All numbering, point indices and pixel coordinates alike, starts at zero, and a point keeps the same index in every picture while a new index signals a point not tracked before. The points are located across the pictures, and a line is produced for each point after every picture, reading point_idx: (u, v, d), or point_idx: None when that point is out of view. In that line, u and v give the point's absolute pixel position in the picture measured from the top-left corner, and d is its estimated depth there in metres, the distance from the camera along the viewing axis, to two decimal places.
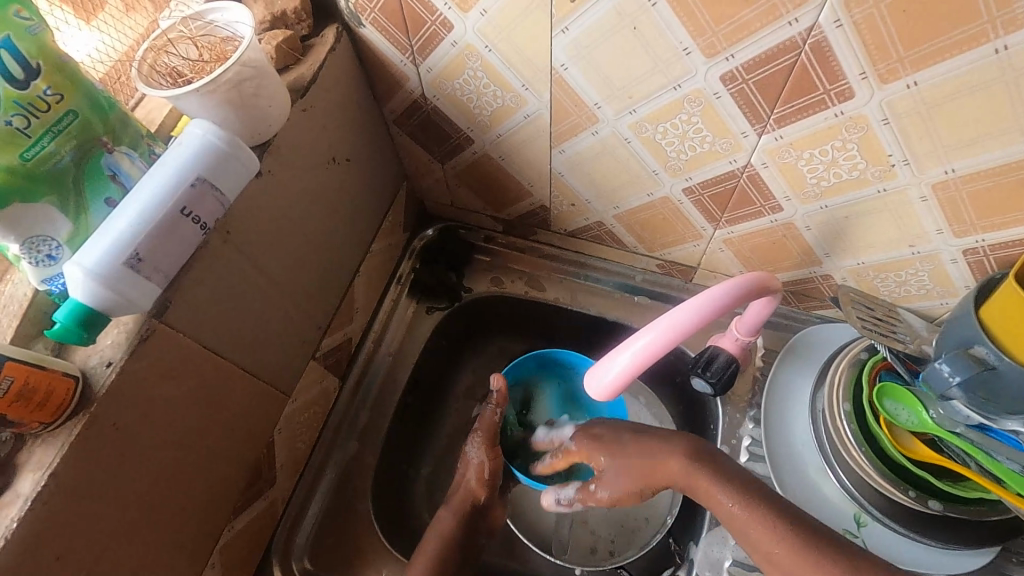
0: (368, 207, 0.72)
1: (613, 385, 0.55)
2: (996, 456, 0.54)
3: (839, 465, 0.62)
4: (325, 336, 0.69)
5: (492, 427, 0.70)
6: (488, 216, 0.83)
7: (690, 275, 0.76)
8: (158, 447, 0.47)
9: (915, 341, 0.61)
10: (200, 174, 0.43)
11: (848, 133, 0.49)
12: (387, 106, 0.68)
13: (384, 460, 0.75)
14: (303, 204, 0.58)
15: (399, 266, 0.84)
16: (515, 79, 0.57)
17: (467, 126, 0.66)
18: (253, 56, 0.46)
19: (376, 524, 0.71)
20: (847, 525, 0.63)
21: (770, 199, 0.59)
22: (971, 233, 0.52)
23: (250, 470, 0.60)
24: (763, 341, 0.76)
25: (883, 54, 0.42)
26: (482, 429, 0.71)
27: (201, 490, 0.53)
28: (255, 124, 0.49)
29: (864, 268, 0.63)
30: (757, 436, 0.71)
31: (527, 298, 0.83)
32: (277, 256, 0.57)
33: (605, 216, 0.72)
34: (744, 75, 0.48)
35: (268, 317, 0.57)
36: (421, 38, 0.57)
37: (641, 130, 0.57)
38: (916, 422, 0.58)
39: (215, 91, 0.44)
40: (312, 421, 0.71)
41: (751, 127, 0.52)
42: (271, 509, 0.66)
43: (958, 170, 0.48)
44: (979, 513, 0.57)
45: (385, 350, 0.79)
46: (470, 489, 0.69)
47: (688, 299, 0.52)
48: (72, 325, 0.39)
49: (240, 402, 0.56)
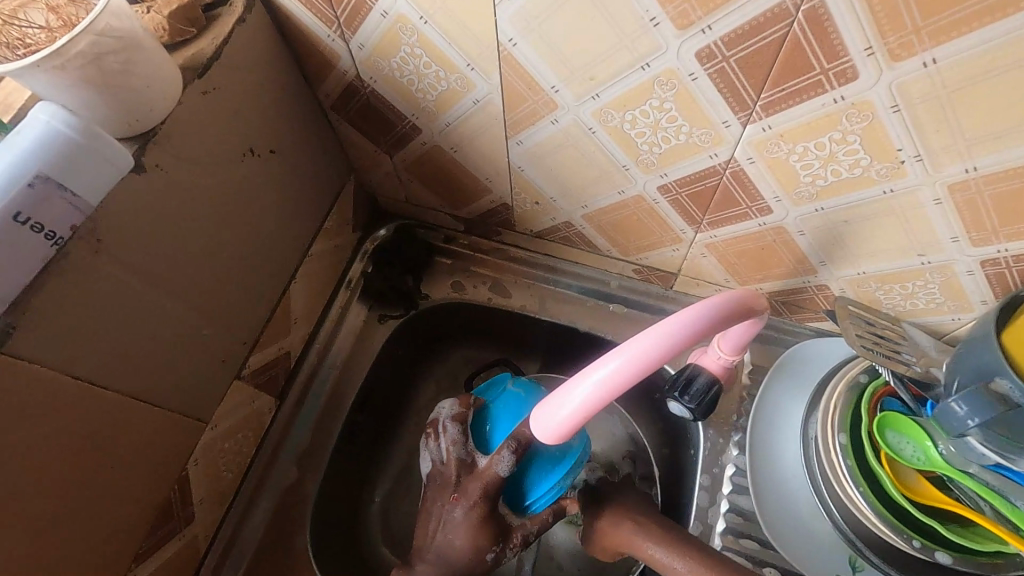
0: (304, 204, 0.64)
1: (564, 428, 0.47)
2: (1013, 501, 0.47)
3: (834, 506, 0.55)
4: (252, 352, 0.61)
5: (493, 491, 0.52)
6: (447, 215, 0.74)
7: (670, 281, 0.67)
8: (13, 500, 0.39)
9: (921, 361, 0.53)
10: (41, 170, 0.34)
11: (849, 123, 0.41)
12: (323, 90, 0.60)
13: (327, 488, 0.67)
14: (211, 203, 0.50)
15: (349, 268, 0.76)
16: (459, 58, 0.49)
17: (412, 113, 0.57)
18: (117, 25, 0.37)
19: (314, 562, 0.63)
20: (842, 571, 0.56)
21: (758, 199, 0.51)
22: (993, 242, 0.44)
23: (156, 511, 0.52)
24: (751, 356, 0.68)
25: (895, 24, 0.34)
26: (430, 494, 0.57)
27: (84, 543, 0.45)
28: (131, 109, 0.40)
29: (865, 279, 0.55)
30: (742, 465, 0.63)
31: (490, 305, 0.75)
32: (179, 265, 0.48)
33: (573, 216, 0.64)
34: (723, 51, 0.39)
35: (169, 336, 0.49)
36: (347, 8, 0.48)
37: (606, 119, 0.49)
38: (923, 459, 0.50)
39: (66, 67, 0.36)
40: (242, 447, 0.63)
41: (733, 115, 0.44)
42: (190, 549, 0.59)
43: (981, 168, 0.40)
44: (996, 567, 0.48)
45: (331, 364, 0.71)
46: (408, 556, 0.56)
47: (654, 327, 0.44)
48: None
49: (134, 436, 0.47)
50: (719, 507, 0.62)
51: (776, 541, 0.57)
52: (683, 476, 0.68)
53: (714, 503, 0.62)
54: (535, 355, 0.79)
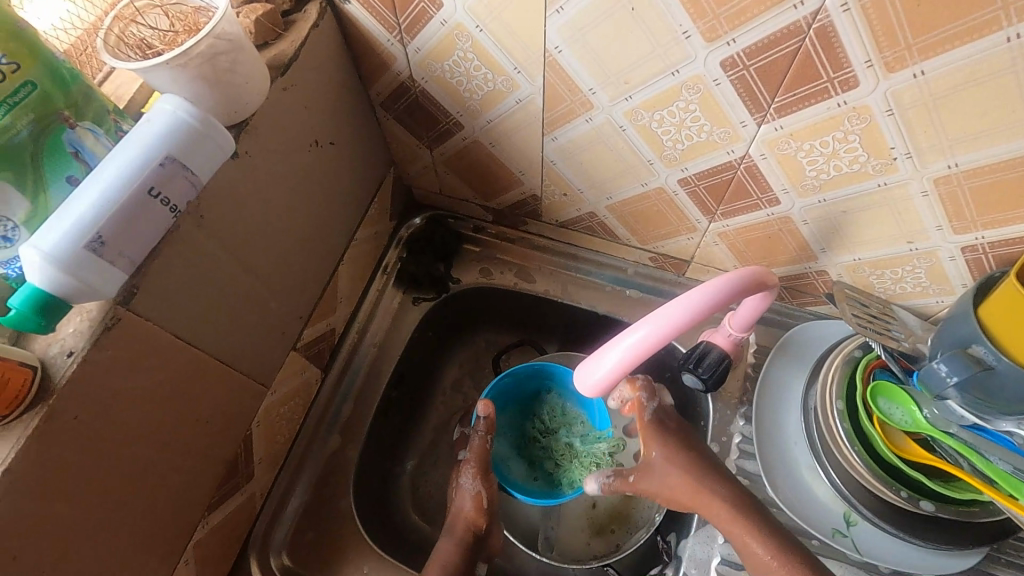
0: (352, 193, 0.70)
1: (604, 383, 0.54)
2: (990, 458, 0.53)
3: (832, 466, 0.62)
4: (306, 326, 0.66)
5: (482, 455, 0.70)
6: (478, 206, 0.80)
7: (684, 268, 0.74)
8: (125, 441, 0.45)
9: (910, 338, 0.60)
10: (169, 152, 0.40)
11: (851, 124, 0.48)
12: (374, 89, 0.66)
13: (367, 454, 0.73)
14: (282, 188, 0.56)
15: (385, 254, 0.82)
16: (507, 61, 0.55)
17: (456, 110, 0.64)
18: (228, 29, 0.43)
19: (358, 520, 0.69)
20: (837, 525, 0.63)
21: (768, 191, 0.58)
22: (972, 229, 0.51)
23: (227, 466, 0.58)
24: (756, 337, 0.74)
25: (891, 41, 0.41)
26: (472, 460, 0.70)
27: (173, 487, 0.51)
28: (231, 102, 0.46)
29: (861, 264, 0.61)
30: (748, 434, 0.70)
31: (516, 290, 0.81)
32: (256, 242, 0.54)
33: (597, 207, 0.70)
34: (745, 61, 0.46)
35: (245, 305, 0.55)
36: (409, 16, 0.54)
37: (637, 118, 0.55)
38: (910, 421, 0.57)
39: (187, 65, 0.42)
40: (293, 415, 0.68)
41: (750, 116, 0.50)
42: (249, 505, 0.64)
43: (961, 164, 0.46)
44: (970, 514, 0.56)
45: (370, 342, 0.77)
46: (468, 518, 0.67)
47: (682, 295, 0.50)
48: (29, 312, 0.36)
49: (216, 394, 0.53)
50: (728, 471, 0.69)
51: (779, 499, 0.64)
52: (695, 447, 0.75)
53: (723, 467, 0.70)
54: (555, 337, 0.86)
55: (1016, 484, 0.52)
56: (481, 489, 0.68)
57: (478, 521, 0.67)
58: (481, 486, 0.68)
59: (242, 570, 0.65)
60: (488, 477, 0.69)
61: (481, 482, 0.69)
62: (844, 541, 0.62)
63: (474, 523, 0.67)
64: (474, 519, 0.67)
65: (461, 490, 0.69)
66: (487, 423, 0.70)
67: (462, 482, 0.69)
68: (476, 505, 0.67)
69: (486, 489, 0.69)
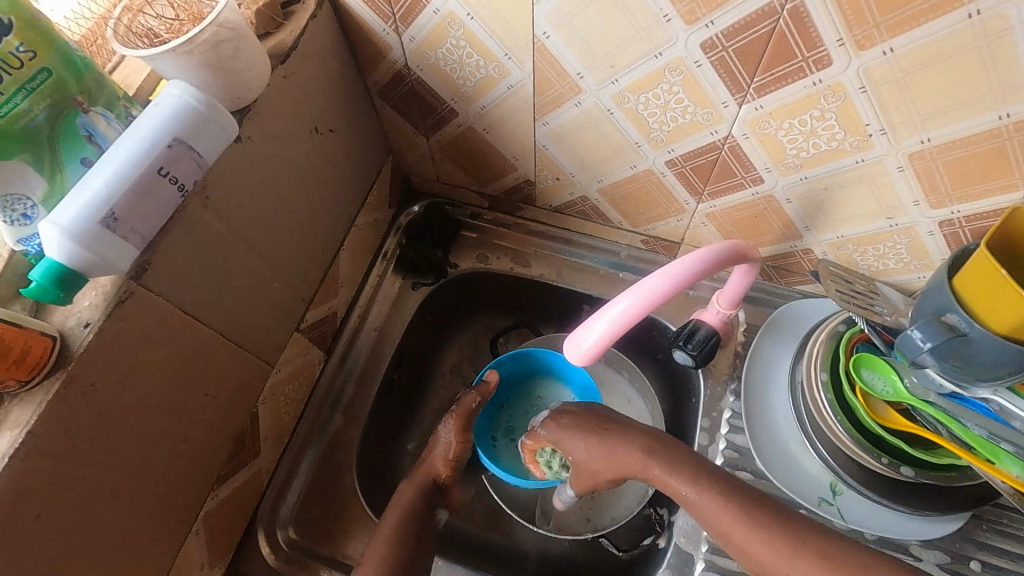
0: (351, 179, 0.72)
1: (591, 352, 0.56)
2: (967, 424, 0.55)
3: (817, 437, 0.64)
4: (309, 308, 0.69)
5: (467, 411, 0.71)
6: (474, 192, 0.83)
7: (674, 250, 0.76)
8: (140, 410, 0.47)
9: (892, 313, 0.61)
10: (176, 134, 0.43)
11: (827, 102, 0.50)
12: (372, 78, 0.68)
13: (370, 433, 0.75)
14: (283, 173, 0.58)
15: (385, 241, 0.84)
16: (498, 48, 0.57)
17: (451, 98, 0.66)
18: (231, 18, 0.46)
19: (362, 496, 0.71)
20: (823, 494, 0.65)
21: (751, 171, 0.60)
22: (947, 204, 0.53)
23: (234, 440, 0.60)
24: (745, 315, 0.76)
25: (861, 20, 0.43)
26: (458, 413, 0.71)
27: (183, 458, 0.54)
28: (234, 88, 0.49)
29: (843, 241, 0.63)
30: (738, 409, 0.71)
31: (513, 275, 0.83)
32: (258, 224, 0.56)
33: (589, 190, 0.72)
34: (723, 42, 0.48)
35: (250, 286, 0.57)
36: (403, 6, 0.56)
37: (624, 101, 0.57)
38: (891, 391, 0.59)
39: (192, 52, 0.44)
40: (297, 394, 0.71)
41: (731, 97, 0.53)
42: (256, 480, 0.67)
43: (933, 139, 0.48)
44: (949, 479, 0.58)
45: (371, 325, 0.79)
46: (433, 468, 0.68)
47: (665, 267, 0.53)
48: (48, 284, 0.39)
49: (223, 370, 0.56)
50: (718, 445, 0.71)
51: (767, 470, 0.66)
52: (687, 424, 0.77)
53: (713, 442, 0.71)
54: (551, 320, 0.88)
55: (992, 448, 0.54)
56: (454, 441, 0.69)
57: (442, 473, 0.68)
58: (453, 437, 0.69)
59: (250, 543, 0.67)
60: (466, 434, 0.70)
61: (455, 433, 0.70)
62: (830, 510, 0.64)
63: (436, 471, 0.68)
64: (436, 468, 0.68)
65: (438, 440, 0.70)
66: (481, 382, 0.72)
67: (439, 432, 0.71)
68: (446, 454, 0.69)
69: (457, 441, 0.69)
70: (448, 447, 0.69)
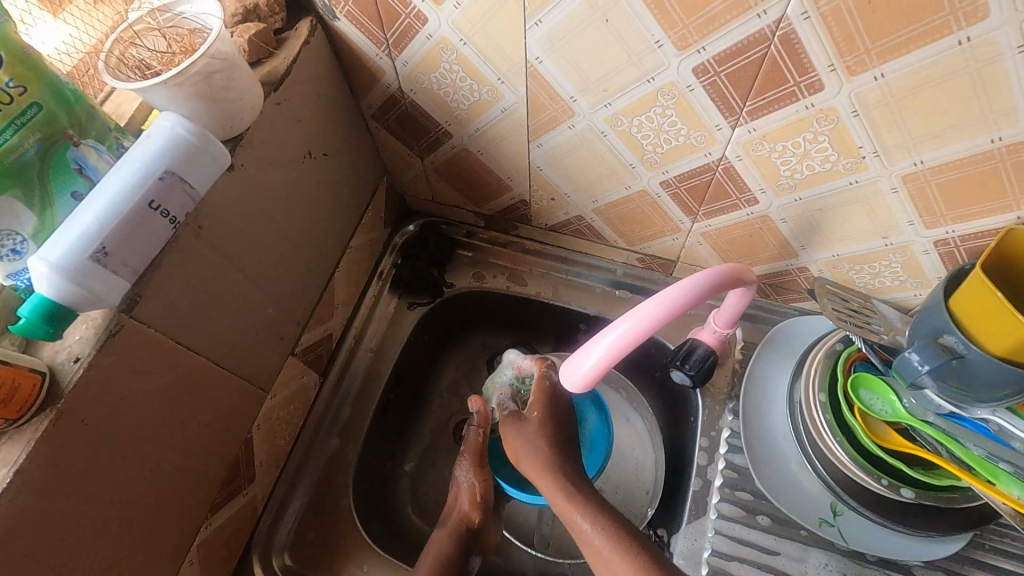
0: (345, 201, 0.72)
1: (589, 376, 0.56)
2: (967, 445, 0.55)
3: (817, 457, 0.63)
4: (304, 332, 0.68)
5: (477, 449, 0.71)
6: (469, 211, 0.82)
7: (670, 268, 0.76)
8: (131, 443, 0.47)
9: (889, 332, 0.61)
10: (167, 166, 0.42)
11: (819, 126, 0.50)
12: (365, 102, 0.68)
13: (366, 456, 0.75)
14: (276, 199, 0.58)
15: (380, 261, 0.84)
16: (491, 73, 0.57)
17: (445, 120, 0.66)
18: (222, 48, 0.46)
19: (358, 521, 0.70)
20: (824, 515, 0.64)
21: (746, 192, 0.60)
22: (941, 224, 0.53)
23: (228, 468, 0.60)
24: (743, 333, 0.76)
25: (851, 46, 0.43)
26: (466, 452, 0.71)
27: (176, 489, 0.53)
28: (225, 117, 0.49)
29: (839, 260, 0.63)
30: (736, 427, 0.71)
31: (509, 294, 0.83)
32: (252, 251, 0.56)
33: (585, 210, 0.72)
34: (715, 67, 0.48)
35: (243, 312, 0.57)
36: (396, 32, 0.57)
37: (617, 124, 0.57)
38: (890, 411, 0.58)
39: (184, 84, 0.44)
40: (293, 418, 0.70)
41: (724, 120, 0.53)
42: (251, 507, 0.66)
43: (926, 161, 0.48)
44: (951, 500, 0.58)
45: (367, 347, 0.79)
46: (462, 513, 0.68)
47: (661, 291, 0.53)
48: (37, 320, 0.38)
49: (217, 398, 0.55)
50: (716, 465, 0.70)
51: (767, 491, 0.65)
52: (685, 443, 0.76)
53: (711, 462, 0.70)
54: (548, 338, 0.87)
55: (993, 469, 0.53)
56: (476, 482, 0.70)
57: (472, 516, 0.68)
58: (475, 479, 0.70)
59: (246, 570, 0.66)
60: (483, 470, 0.71)
61: (475, 474, 0.70)
62: (831, 531, 0.63)
63: (468, 515, 0.68)
64: (468, 513, 0.68)
65: (458, 484, 0.70)
66: (480, 416, 0.73)
67: (459, 475, 0.71)
68: (472, 499, 0.69)
69: (480, 482, 0.70)
70: (470, 490, 0.69)
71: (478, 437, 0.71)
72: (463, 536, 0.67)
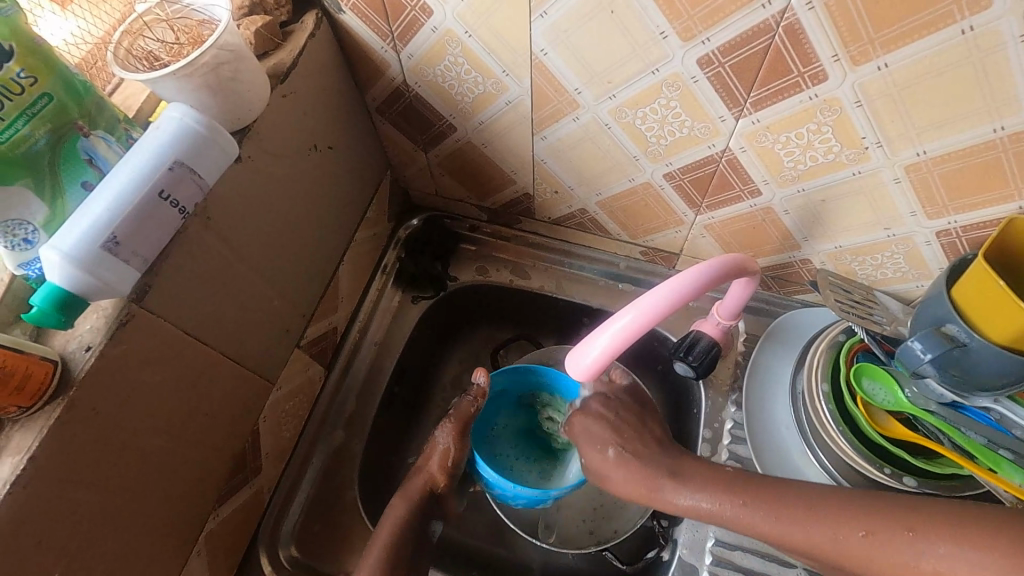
0: (350, 195, 0.72)
1: (594, 366, 0.56)
2: (968, 434, 0.55)
3: (819, 447, 0.64)
4: (309, 324, 0.69)
5: (465, 416, 0.69)
6: (472, 205, 0.83)
7: (673, 261, 0.76)
8: (140, 433, 0.47)
9: (891, 322, 0.61)
10: (177, 157, 0.43)
11: (823, 116, 0.50)
12: (370, 95, 0.69)
13: (371, 449, 0.75)
14: (282, 191, 0.58)
15: (384, 255, 0.84)
16: (496, 65, 0.57)
17: (449, 113, 0.66)
18: (230, 40, 0.46)
19: (364, 513, 0.71)
20: None
21: (749, 183, 0.60)
22: (944, 214, 0.53)
23: (236, 459, 0.60)
24: (745, 325, 0.76)
25: (855, 36, 0.43)
26: (453, 417, 0.69)
27: (184, 479, 0.53)
28: (233, 109, 0.49)
29: (841, 252, 0.64)
30: (740, 419, 0.72)
31: (512, 287, 0.83)
32: (258, 244, 0.57)
33: (588, 203, 0.73)
34: (719, 58, 0.48)
35: (250, 304, 0.57)
36: (401, 24, 0.57)
37: (621, 116, 0.58)
38: (892, 401, 0.59)
39: (192, 75, 0.45)
40: (298, 410, 0.71)
41: (728, 111, 0.53)
42: (257, 498, 0.66)
43: (929, 151, 0.49)
44: (953, 488, 0.58)
45: (371, 340, 0.79)
46: (429, 475, 0.68)
47: (666, 281, 0.53)
48: (50, 309, 0.39)
49: (225, 389, 0.56)
50: (720, 456, 0.70)
51: None
52: (688, 435, 0.76)
53: (715, 453, 0.71)
54: (551, 332, 0.88)
55: (994, 458, 0.54)
56: (451, 447, 0.68)
57: (438, 480, 0.68)
58: (452, 444, 0.68)
59: (252, 561, 0.67)
60: (463, 437, 0.69)
61: (454, 440, 0.69)
62: None
63: (434, 478, 0.68)
64: (434, 474, 0.68)
65: (434, 443, 0.70)
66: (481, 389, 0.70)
67: (437, 435, 0.70)
68: (441, 463, 0.68)
69: (455, 448, 0.69)
70: (442, 454, 0.68)
71: (472, 407, 0.69)
72: (423, 501, 0.67)
